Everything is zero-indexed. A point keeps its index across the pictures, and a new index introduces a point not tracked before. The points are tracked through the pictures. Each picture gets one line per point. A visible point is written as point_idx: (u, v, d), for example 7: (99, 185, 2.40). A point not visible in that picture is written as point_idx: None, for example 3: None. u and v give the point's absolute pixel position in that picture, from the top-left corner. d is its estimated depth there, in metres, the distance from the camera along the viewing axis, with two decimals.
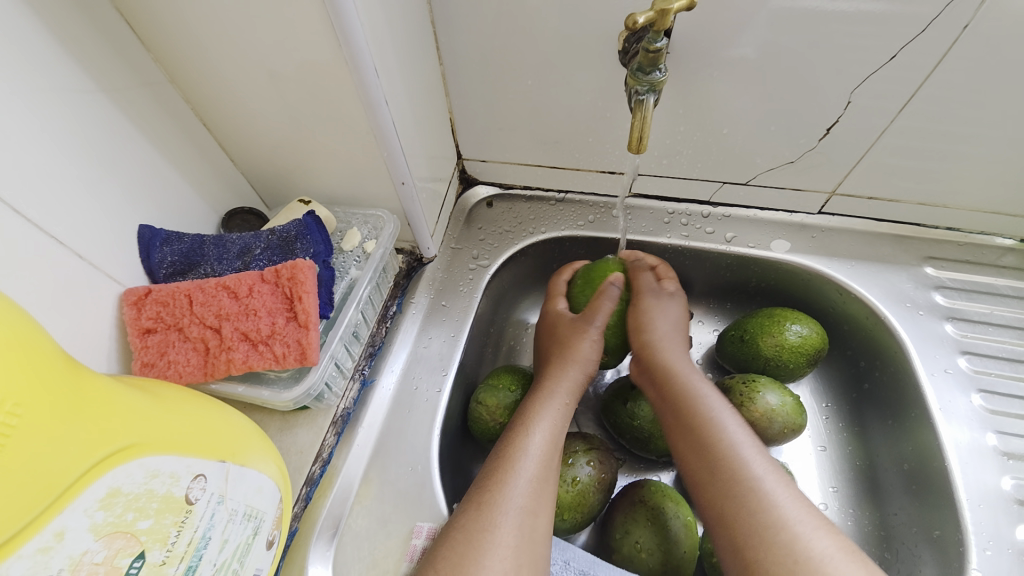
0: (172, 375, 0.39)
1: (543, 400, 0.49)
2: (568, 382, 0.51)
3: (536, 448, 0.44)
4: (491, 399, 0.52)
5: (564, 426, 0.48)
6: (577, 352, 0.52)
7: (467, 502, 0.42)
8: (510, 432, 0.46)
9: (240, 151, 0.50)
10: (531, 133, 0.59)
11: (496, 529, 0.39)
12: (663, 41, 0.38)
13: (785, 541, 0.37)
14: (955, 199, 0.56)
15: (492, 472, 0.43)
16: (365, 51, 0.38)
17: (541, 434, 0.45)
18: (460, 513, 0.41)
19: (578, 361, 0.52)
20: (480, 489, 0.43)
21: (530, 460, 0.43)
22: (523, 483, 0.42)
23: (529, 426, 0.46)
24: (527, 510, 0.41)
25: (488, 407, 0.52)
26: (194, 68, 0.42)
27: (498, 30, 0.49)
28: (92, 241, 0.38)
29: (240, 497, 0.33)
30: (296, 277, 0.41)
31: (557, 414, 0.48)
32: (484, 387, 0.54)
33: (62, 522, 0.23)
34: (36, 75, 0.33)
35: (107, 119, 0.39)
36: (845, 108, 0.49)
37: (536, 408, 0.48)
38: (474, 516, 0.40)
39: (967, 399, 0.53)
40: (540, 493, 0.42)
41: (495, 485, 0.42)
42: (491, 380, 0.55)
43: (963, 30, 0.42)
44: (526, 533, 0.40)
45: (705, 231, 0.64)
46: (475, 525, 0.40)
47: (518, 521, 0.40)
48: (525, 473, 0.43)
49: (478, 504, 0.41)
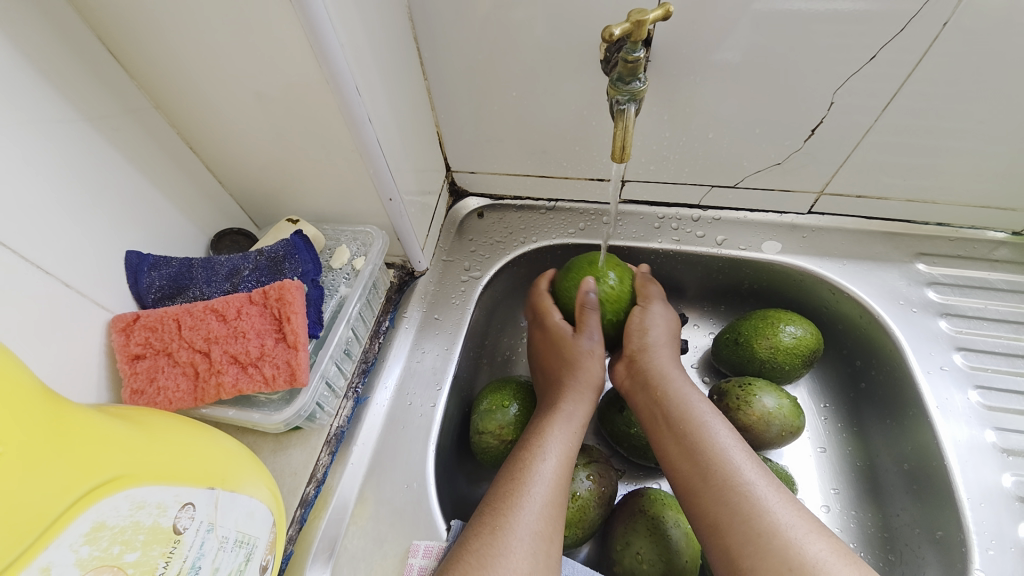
0: (162, 401, 0.38)
1: (552, 420, 0.48)
2: (579, 399, 0.50)
3: (548, 472, 0.44)
4: (492, 424, 0.52)
5: (575, 447, 0.47)
6: (586, 373, 0.52)
7: (478, 526, 0.41)
8: (521, 453, 0.46)
9: (228, 172, 0.50)
10: (518, 143, 0.59)
11: (507, 552, 0.39)
12: (641, 51, 0.38)
13: (779, 548, 0.37)
14: (942, 195, 0.56)
15: (500, 496, 0.43)
16: (346, 69, 0.39)
17: (551, 459, 0.45)
18: (471, 537, 0.41)
19: (586, 384, 0.52)
20: (492, 511, 0.42)
21: (542, 485, 0.43)
22: (535, 507, 0.42)
23: (540, 447, 0.46)
24: (541, 535, 0.40)
25: (494, 432, 0.52)
26: (177, 91, 0.42)
27: (481, 44, 0.50)
28: (79, 269, 0.38)
29: (230, 523, 0.32)
30: (284, 297, 0.41)
31: (568, 436, 0.47)
32: (481, 412, 0.53)
33: (47, 558, 0.23)
34: (18, 107, 0.33)
35: (92, 147, 0.39)
36: (829, 108, 0.50)
37: (548, 427, 0.47)
38: (487, 541, 0.40)
39: (964, 395, 0.52)
40: (554, 518, 0.42)
41: (506, 508, 0.42)
42: (489, 402, 0.54)
43: (944, 27, 0.42)
44: (540, 558, 0.40)
45: (696, 235, 0.64)
46: (488, 550, 0.39)
47: (532, 546, 0.40)
48: (536, 497, 0.42)
49: (492, 528, 0.41)
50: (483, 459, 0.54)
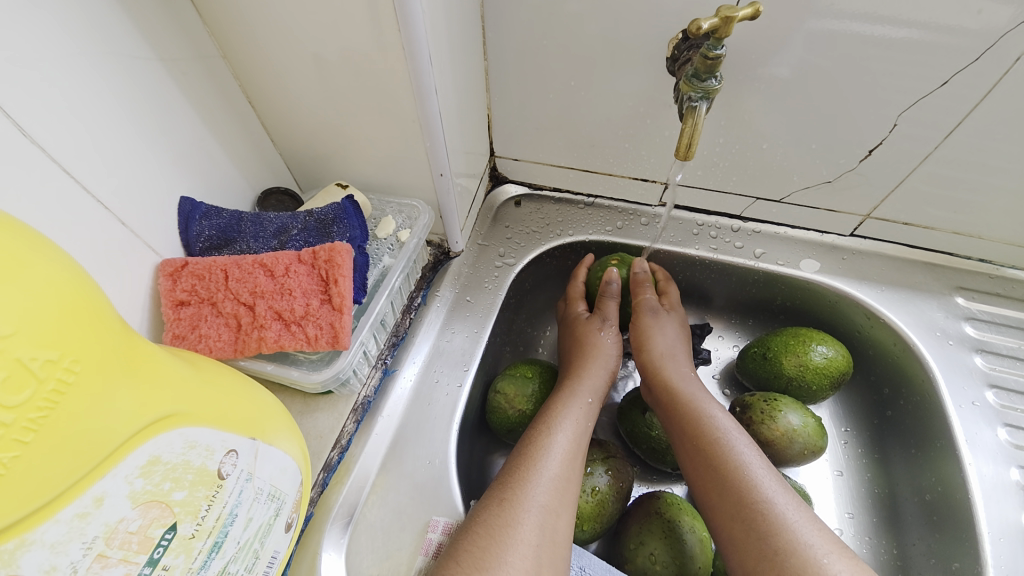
0: (203, 349, 0.38)
1: (564, 405, 0.48)
2: (589, 382, 0.51)
3: (559, 448, 0.44)
4: (509, 387, 0.53)
5: (587, 428, 0.47)
6: (595, 350, 0.54)
7: (488, 498, 0.42)
8: (533, 430, 0.46)
9: (280, 131, 0.50)
10: (567, 134, 0.59)
11: (517, 525, 0.39)
12: (723, 50, 0.38)
13: (795, 566, 0.36)
14: (990, 230, 0.55)
15: (512, 470, 0.43)
16: (421, 38, 0.38)
17: (564, 435, 0.45)
18: (480, 508, 0.41)
19: (592, 363, 0.53)
20: (502, 485, 0.42)
21: (553, 460, 0.43)
22: (545, 481, 0.42)
23: (552, 426, 0.46)
24: (550, 509, 0.40)
25: (507, 396, 0.52)
26: (244, 42, 0.42)
27: (547, 29, 0.49)
28: (134, 207, 0.38)
29: (266, 476, 0.32)
30: (333, 260, 0.41)
31: (580, 415, 0.47)
32: (503, 376, 0.54)
33: (102, 488, 0.23)
34: (98, 38, 0.34)
35: (160, 87, 0.39)
36: (891, 130, 0.49)
37: (560, 407, 0.48)
38: (496, 512, 0.40)
39: (993, 432, 0.52)
40: (562, 493, 0.42)
41: (516, 482, 0.42)
42: (510, 369, 0.55)
43: (1018, 61, 0.41)
44: (548, 533, 0.39)
45: (734, 246, 0.63)
46: (496, 521, 0.39)
47: (541, 520, 0.40)
48: (548, 472, 0.42)
49: (501, 501, 0.41)
50: (504, 435, 0.54)
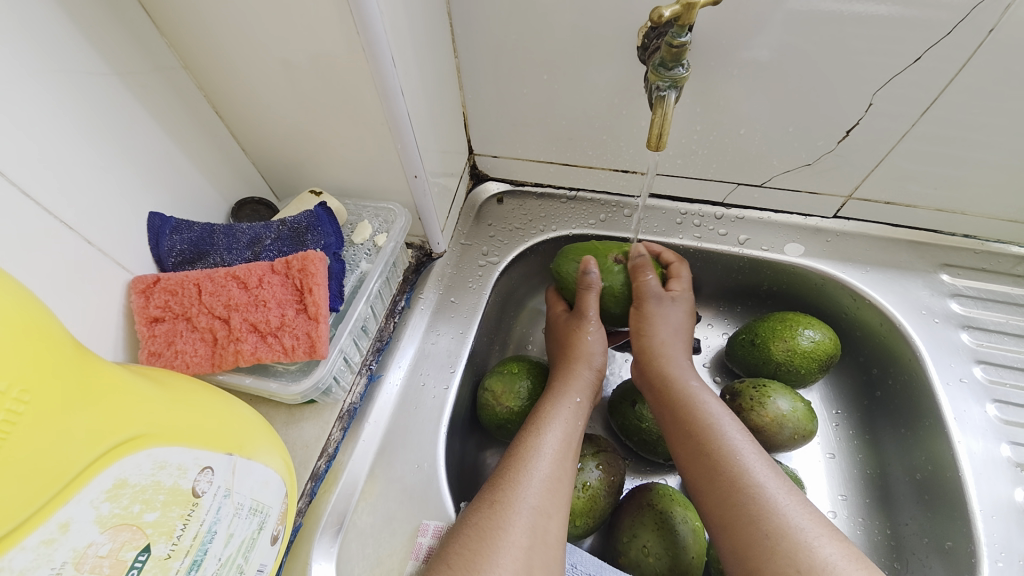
0: (179, 365, 0.38)
1: (555, 406, 0.48)
2: (578, 382, 0.51)
3: (549, 448, 0.44)
4: (498, 385, 0.52)
5: (578, 427, 0.47)
6: (579, 351, 0.53)
7: (479, 500, 0.42)
8: (524, 432, 0.46)
9: (252, 140, 0.49)
10: (544, 129, 0.58)
11: (508, 527, 0.39)
12: (688, 36, 0.37)
13: (786, 551, 0.36)
14: (971, 206, 0.55)
15: (504, 472, 0.43)
16: (383, 40, 0.37)
17: (554, 436, 0.45)
18: (471, 511, 0.41)
19: (580, 362, 0.52)
20: (493, 487, 0.42)
21: (543, 460, 0.43)
22: (536, 483, 0.41)
23: (542, 426, 0.46)
24: (540, 511, 0.40)
25: (495, 394, 0.52)
26: (206, 52, 0.41)
27: (516, 24, 0.48)
28: (102, 226, 0.38)
29: (246, 491, 0.32)
30: (306, 268, 0.41)
31: (570, 415, 0.47)
32: (493, 373, 0.54)
33: (66, 514, 0.23)
34: (52, 58, 0.33)
35: (121, 103, 0.38)
36: (866, 110, 0.48)
37: (549, 409, 0.47)
38: (487, 514, 0.40)
39: (982, 408, 0.52)
40: (554, 494, 0.42)
41: (507, 483, 0.42)
42: (500, 366, 0.55)
43: (989, 34, 0.41)
44: (539, 534, 0.39)
45: (718, 233, 0.63)
46: (488, 523, 0.39)
47: (531, 521, 0.39)
48: (539, 473, 0.42)
49: (491, 502, 0.41)
50: (496, 432, 0.54)
